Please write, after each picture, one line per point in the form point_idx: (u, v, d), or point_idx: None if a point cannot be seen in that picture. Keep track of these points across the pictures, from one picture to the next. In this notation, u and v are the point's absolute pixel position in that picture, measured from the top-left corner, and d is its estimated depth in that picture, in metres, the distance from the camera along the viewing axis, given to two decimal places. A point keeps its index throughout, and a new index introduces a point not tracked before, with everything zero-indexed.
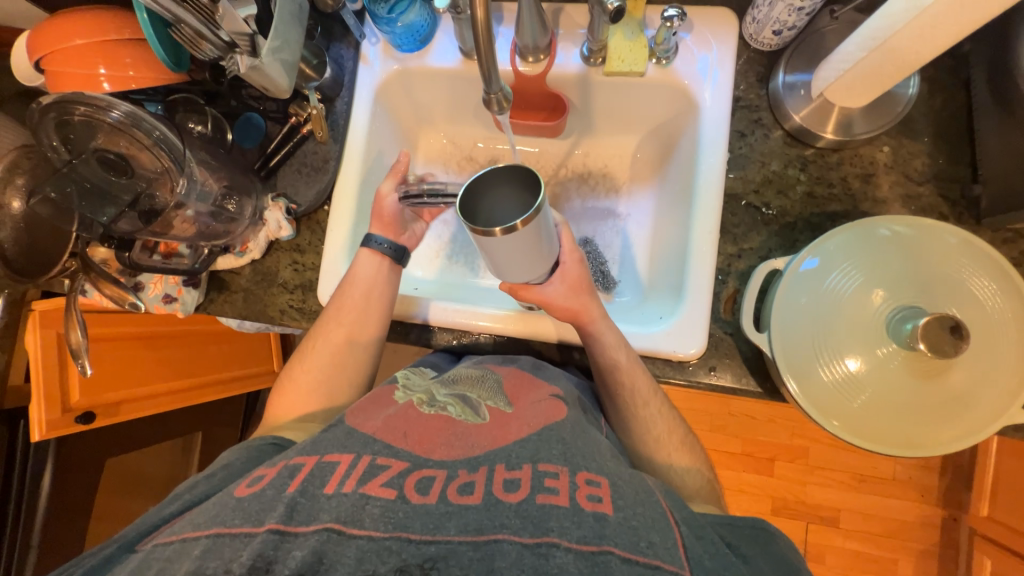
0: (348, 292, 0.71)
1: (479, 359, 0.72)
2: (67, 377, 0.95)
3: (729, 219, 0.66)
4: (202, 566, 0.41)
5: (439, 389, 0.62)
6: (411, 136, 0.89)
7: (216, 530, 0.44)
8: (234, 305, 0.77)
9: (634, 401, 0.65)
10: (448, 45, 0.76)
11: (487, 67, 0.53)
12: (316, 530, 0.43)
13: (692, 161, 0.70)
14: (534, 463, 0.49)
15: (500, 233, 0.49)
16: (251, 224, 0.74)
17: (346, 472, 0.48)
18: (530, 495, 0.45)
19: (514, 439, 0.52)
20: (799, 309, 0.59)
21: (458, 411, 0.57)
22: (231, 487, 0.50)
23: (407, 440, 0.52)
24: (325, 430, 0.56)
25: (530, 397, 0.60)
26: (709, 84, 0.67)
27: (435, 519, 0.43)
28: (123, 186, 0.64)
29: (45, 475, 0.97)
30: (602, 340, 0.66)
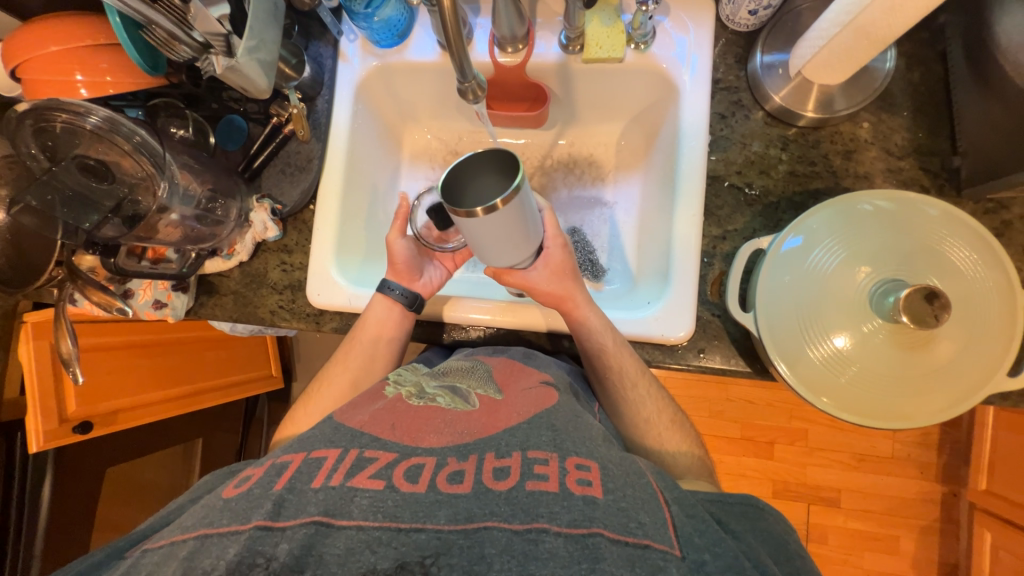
0: (359, 336, 0.73)
1: (472, 350, 0.73)
2: (62, 388, 0.95)
3: (713, 201, 0.66)
4: (191, 565, 0.41)
5: (428, 381, 0.62)
6: (395, 133, 0.89)
7: (203, 530, 0.44)
8: (224, 308, 0.77)
9: (622, 383, 0.66)
10: (426, 40, 0.76)
11: (458, 56, 0.53)
12: (302, 523, 0.42)
13: (674, 145, 0.70)
14: (523, 450, 0.49)
15: (482, 213, 0.50)
16: (237, 227, 0.75)
17: (333, 466, 0.48)
18: (519, 482, 0.45)
19: (503, 427, 0.53)
20: (783, 288, 0.59)
21: (447, 402, 0.57)
22: (220, 490, 0.49)
23: (395, 431, 0.52)
24: (314, 425, 0.56)
25: (521, 385, 0.62)
26: (688, 68, 0.67)
27: (425, 508, 0.43)
28: (105, 192, 0.64)
29: (44, 486, 0.96)
30: (587, 325, 0.66)
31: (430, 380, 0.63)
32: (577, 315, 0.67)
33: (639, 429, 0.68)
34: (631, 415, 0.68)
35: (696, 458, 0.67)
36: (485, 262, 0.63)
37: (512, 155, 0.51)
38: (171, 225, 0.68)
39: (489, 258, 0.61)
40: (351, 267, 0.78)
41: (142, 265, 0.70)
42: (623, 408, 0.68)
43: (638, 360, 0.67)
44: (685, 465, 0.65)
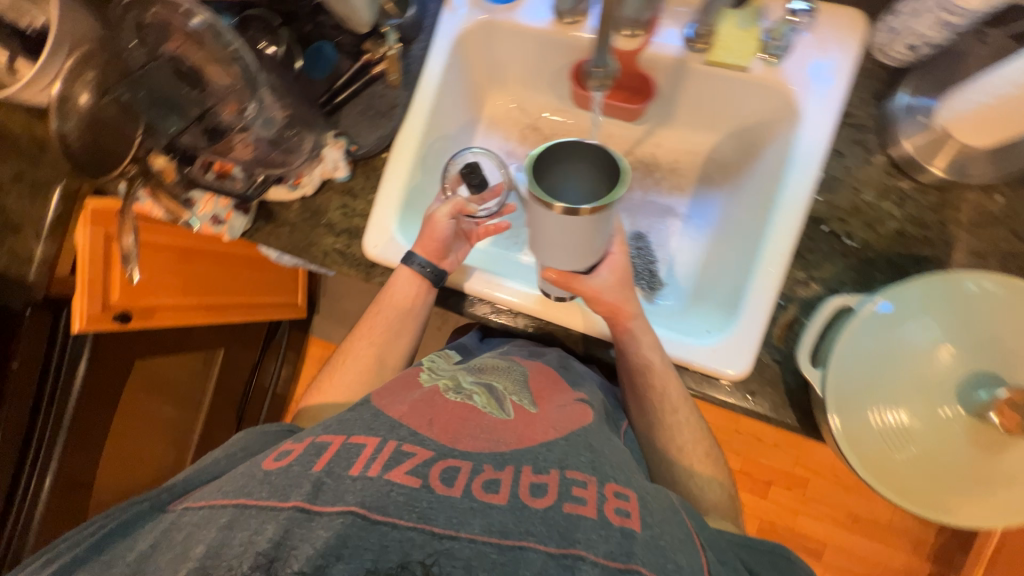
0: (383, 307, 0.76)
1: (504, 347, 0.75)
2: (108, 277, 0.98)
3: (805, 243, 0.62)
4: (229, 535, 0.46)
5: (464, 376, 0.65)
6: (479, 94, 0.85)
7: (241, 500, 0.49)
8: (279, 238, 0.76)
9: (661, 405, 0.65)
10: (540, 3, 0.71)
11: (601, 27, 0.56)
12: (340, 512, 0.45)
13: (778, 175, 0.66)
14: (562, 468, 0.51)
15: (560, 212, 0.47)
16: (308, 160, 0.73)
17: (370, 456, 0.51)
18: (557, 502, 0.47)
19: (540, 441, 0.55)
20: (862, 350, 0.55)
21: (483, 402, 0.60)
22: (261, 459, 0.55)
23: (432, 428, 0.55)
24: (350, 409, 0.60)
25: (556, 401, 0.63)
26: (818, 94, 0.62)
27: (459, 514, 0.45)
28: (193, 99, 0.64)
29: (81, 366, 0.97)
30: (639, 339, 0.65)
31: (466, 376, 0.66)
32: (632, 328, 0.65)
33: (669, 455, 0.67)
34: (668, 439, 0.67)
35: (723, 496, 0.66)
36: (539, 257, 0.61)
37: (617, 159, 0.47)
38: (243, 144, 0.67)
39: (546, 257, 0.59)
40: (411, 226, 0.76)
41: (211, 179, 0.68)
42: (658, 430, 0.67)
43: (685, 387, 0.66)
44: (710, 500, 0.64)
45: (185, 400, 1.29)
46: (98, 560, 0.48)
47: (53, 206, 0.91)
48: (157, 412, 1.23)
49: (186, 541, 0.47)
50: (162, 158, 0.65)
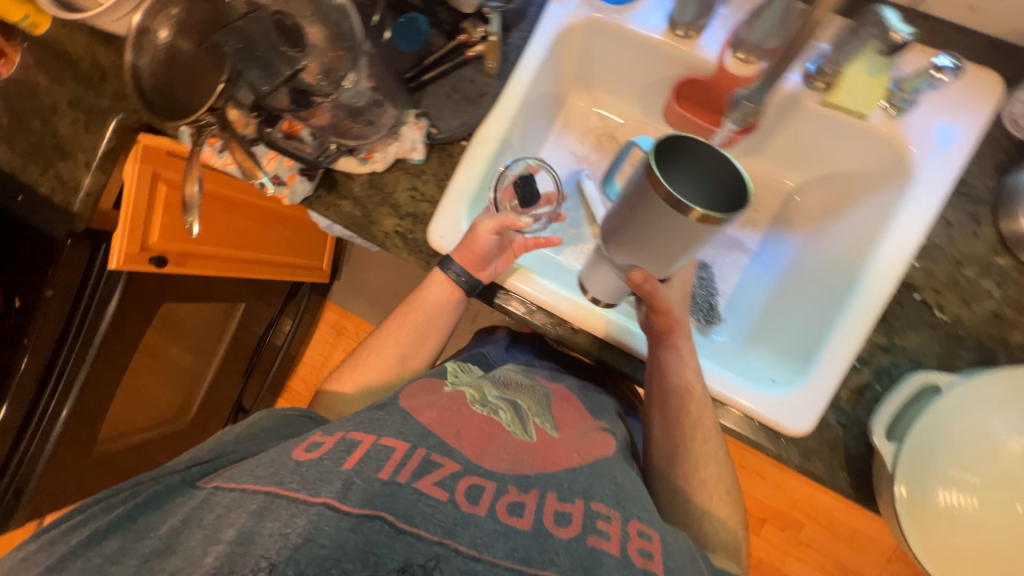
0: (414, 312, 0.79)
1: (526, 366, 0.82)
2: (150, 217, 0.96)
3: (893, 308, 0.60)
4: (259, 525, 0.44)
5: (490, 391, 0.68)
6: (562, 93, 0.80)
7: (273, 489, 0.47)
8: (340, 212, 0.74)
9: (694, 435, 0.64)
10: (654, 11, 0.67)
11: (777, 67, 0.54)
12: (370, 516, 0.45)
13: (873, 234, 0.63)
14: (586, 500, 0.53)
15: (669, 200, 0.45)
16: (384, 136, 0.70)
17: (400, 461, 0.51)
18: (581, 534, 0.49)
19: (563, 466, 0.57)
20: (937, 428, 0.53)
21: (508, 420, 0.62)
22: (290, 446, 0.53)
23: (460, 440, 0.56)
24: (379, 409, 0.60)
25: (577, 428, 0.68)
26: (936, 158, 0.59)
27: (484, 535, 0.46)
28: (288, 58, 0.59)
29: (109, 305, 0.93)
30: (687, 361, 0.63)
31: (491, 389, 0.69)
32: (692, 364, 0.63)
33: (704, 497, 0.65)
34: (697, 476, 0.65)
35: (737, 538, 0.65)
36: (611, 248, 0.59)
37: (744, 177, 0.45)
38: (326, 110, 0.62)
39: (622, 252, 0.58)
40: None
41: (286, 141, 0.65)
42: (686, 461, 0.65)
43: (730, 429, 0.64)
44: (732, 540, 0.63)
45: (201, 347, 1.29)
46: (131, 528, 0.49)
47: (107, 137, 0.87)
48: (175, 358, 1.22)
49: (216, 523, 0.46)
50: (235, 108, 0.61)
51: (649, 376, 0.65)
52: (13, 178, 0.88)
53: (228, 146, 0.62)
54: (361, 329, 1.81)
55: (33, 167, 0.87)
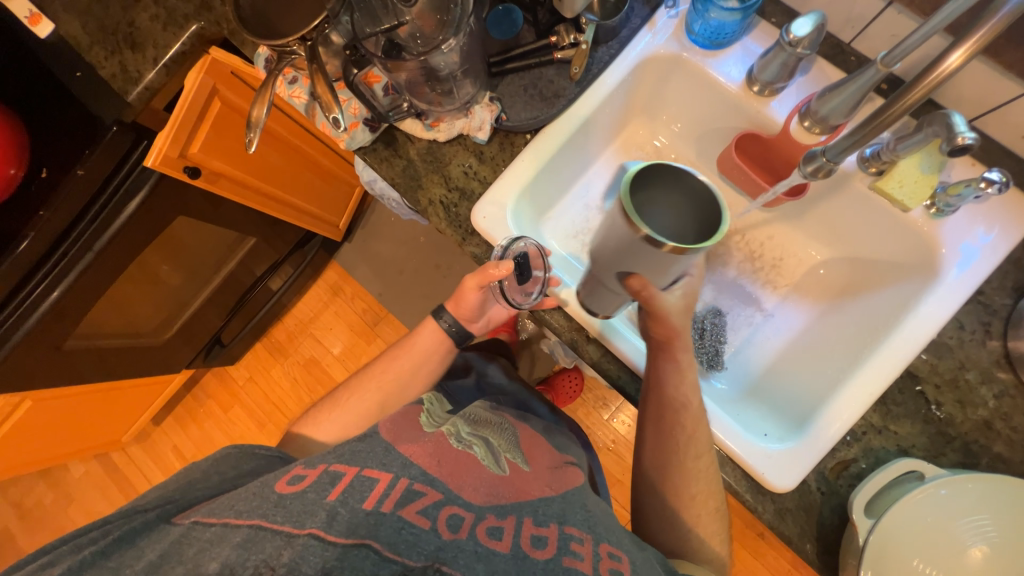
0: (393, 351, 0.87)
1: (494, 405, 0.86)
2: (196, 127, 0.96)
3: (894, 393, 0.62)
4: (242, 560, 0.46)
5: (463, 426, 0.70)
6: (624, 118, 0.83)
7: (257, 522, 0.49)
8: (392, 168, 0.75)
9: (697, 457, 0.62)
10: (736, 63, 0.70)
11: (861, 139, 0.53)
12: (355, 544, 0.47)
13: (890, 320, 0.66)
14: (560, 524, 0.57)
15: (641, 236, 0.48)
16: (455, 110, 0.72)
17: (384, 492, 0.53)
18: (557, 556, 0.53)
19: (536, 496, 0.61)
20: (913, 519, 0.55)
21: (481, 455, 0.65)
22: (272, 479, 0.55)
23: (439, 469, 0.59)
24: (360, 441, 0.61)
25: (543, 463, 0.71)
26: (961, 265, 0.63)
27: (467, 557, 0.50)
28: (395, 11, 0.62)
29: (131, 201, 0.92)
30: (684, 376, 0.65)
31: (464, 426, 0.71)
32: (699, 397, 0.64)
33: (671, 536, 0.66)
34: (686, 502, 0.64)
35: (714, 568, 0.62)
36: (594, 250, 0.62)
37: (723, 211, 0.48)
38: (411, 69, 0.63)
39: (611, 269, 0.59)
40: (521, 214, 0.74)
41: (363, 86, 0.68)
42: (670, 483, 0.65)
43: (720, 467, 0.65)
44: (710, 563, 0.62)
45: (194, 273, 1.27)
46: (105, 566, 0.49)
47: (181, 40, 0.87)
48: (169, 277, 1.21)
49: (198, 557, 0.47)
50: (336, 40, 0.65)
51: (649, 388, 0.66)
52: (76, 55, 0.87)
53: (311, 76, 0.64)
54: (358, 294, 1.80)
55: (99, 50, 0.87)
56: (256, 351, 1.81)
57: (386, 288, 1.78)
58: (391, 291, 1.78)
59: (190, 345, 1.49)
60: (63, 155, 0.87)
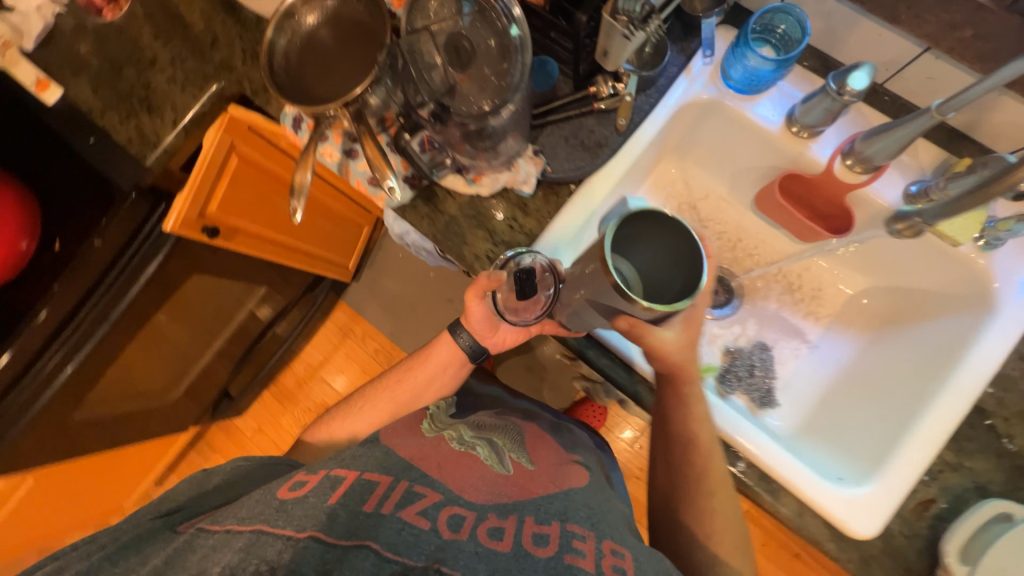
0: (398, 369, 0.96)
1: (500, 411, 0.92)
2: (214, 187, 0.93)
3: (965, 428, 0.62)
4: (242, 560, 0.48)
5: (465, 432, 0.78)
6: (657, 158, 0.83)
7: (259, 527, 0.52)
8: (433, 225, 0.74)
9: (716, 492, 0.62)
10: (773, 105, 0.71)
11: (964, 202, 0.57)
12: (356, 546, 0.49)
13: (946, 353, 0.67)
14: (563, 522, 0.58)
15: (610, 283, 0.49)
16: (499, 165, 0.71)
17: (383, 495, 0.58)
18: (558, 553, 0.52)
19: (540, 494, 0.63)
20: (1005, 561, 0.56)
21: (485, 455, 0.71)
22: (274, 490, 0.60)
23: (439, 472, 0.65)
24: (364, 446, 0.72)
25: (548, 460, 0.75)
26: (1016, 298, 0.64)
27: (468, 557, 0.50)
28: (444, 78, 0.61)
29: (147, 266, 0.88)
30: (691, 408, 0.62)
31: (467, 432, 0.78)
32: (709, 431, 0.62)
33: None
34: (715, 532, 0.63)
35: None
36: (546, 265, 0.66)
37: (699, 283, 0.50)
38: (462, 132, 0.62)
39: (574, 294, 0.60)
40: None
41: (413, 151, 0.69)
42: (710, 526, 0.63)
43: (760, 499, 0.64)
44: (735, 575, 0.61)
45: (202, 330, 1.22)
46: (113, 570, 0.54)
47: (202, 101, 0.84)
48: (179, 334, 1.16)
49: (201, 560, 0.50)
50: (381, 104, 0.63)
51: (656, 420, 0.66)
52: (88, 121, 0.84)
53: (359, 138, 0.62)
54: (368, 334, 1.76)
55: (113, 114, 0.84)
56: (264, 400, 1.74)
57: (397, 326, 1.74)
58: (402, 329, 1.74)
59: (197, 403, 1.43)
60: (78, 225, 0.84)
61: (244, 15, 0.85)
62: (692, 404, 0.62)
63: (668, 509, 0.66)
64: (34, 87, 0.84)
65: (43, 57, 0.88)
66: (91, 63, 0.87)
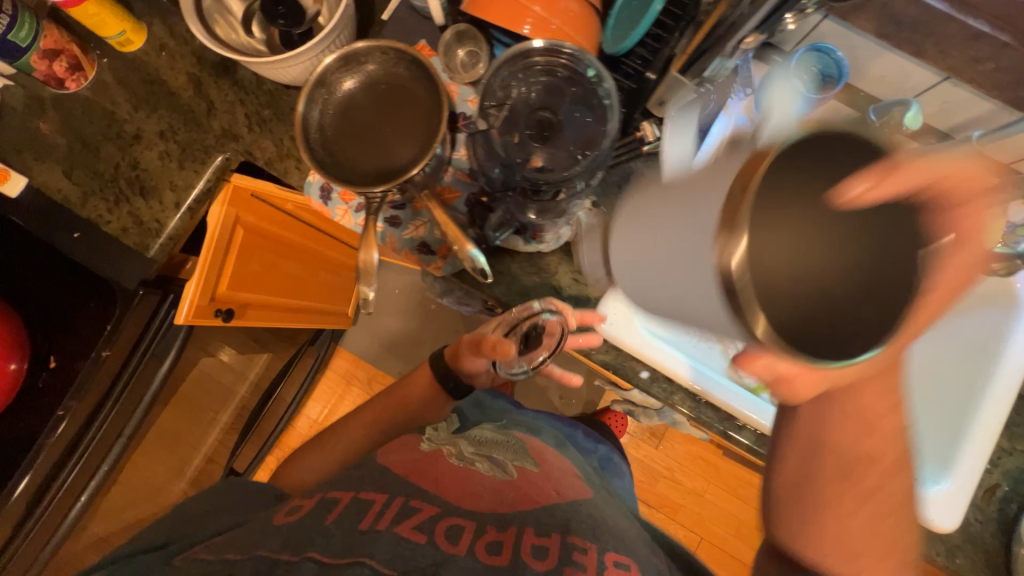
0: (390, 396, 0.88)
1: (504, 423, 0.89)
2: (225, 265, 0.85)
3: (1014, 417, 0.70)
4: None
5: (464, 446, 0.77)
6: None
7: (260, 551, 0.52)
8: (496, 286, 0.72)
9: (893, 513, 0.49)
10: None
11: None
12: (351, 563, 0.48)
13: (986, 348, 0.71)
14: (564, 533, 0.55)
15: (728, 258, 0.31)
16: (558, 221, 0.67)
17: (380, 512, 0.57)
18: (557, 566, 0.50)
19: (542, 503, 0.62)
20: None
21: (486, 468, 0.71)
22: (270, 516, 0.61)
23: (437, 487, 0.64)
24: (356, 469, 0.70)
25: (555, 470, 0.73)
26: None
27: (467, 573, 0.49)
28: (524, 155, 0.60)
29: (161, 364, 0.78)
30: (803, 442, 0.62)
31: (467, 445, 0.78)
32: (898, 450, 0.50)
33: None
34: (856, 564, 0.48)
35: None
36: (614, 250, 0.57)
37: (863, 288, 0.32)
38: (543, 205, 0.62)
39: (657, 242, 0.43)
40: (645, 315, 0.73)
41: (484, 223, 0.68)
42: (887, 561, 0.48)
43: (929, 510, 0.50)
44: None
45: (197, 413, 1.12)
46: None
47: (205, 178, 0.75)
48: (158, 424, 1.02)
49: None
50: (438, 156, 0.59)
51: None
52: (70, 214, 0.73)
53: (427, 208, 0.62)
54: (374, 378, 1.66)
55: (98, 202, 0.73)
56: (269, 463, 1.63)
57: (405, 365, 1.66)
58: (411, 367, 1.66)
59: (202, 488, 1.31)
60: (86, 338, 0.74)
61: (240, 74, 0.75)
62: (871, 420, 0.49)
63: (781, 525, 0.52)
64: None
65: None
66: (59, 143, 0.75)
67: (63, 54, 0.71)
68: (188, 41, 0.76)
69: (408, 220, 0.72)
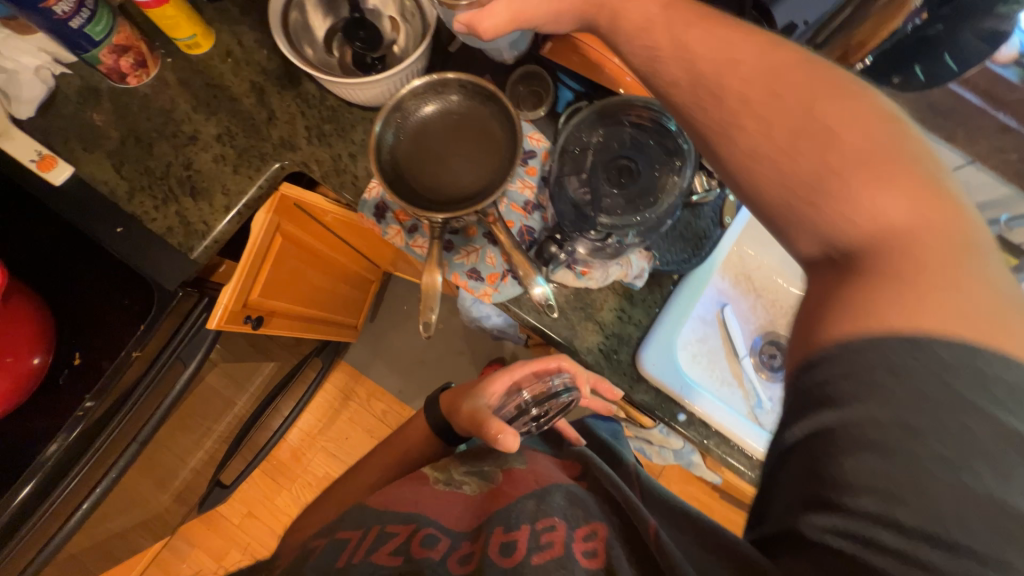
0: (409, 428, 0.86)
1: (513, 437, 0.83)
2: (259, 273, 0.84)
3: None
4: None
5: (456, 468, 0.71)
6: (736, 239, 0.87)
7: None
8: (543, 317, 0.73)
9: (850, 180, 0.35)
10: None
11: None
12: None
13: None
14: (532, 523, 0.49)
15: None
16: (610, 259, 0.69)
17: (356, 546, 0.54)
18: (524, 558, 0.45)
19: (516, 497, 0.55)
20: None
21: (472, 487, 0.65)
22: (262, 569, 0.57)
23: (416, 504, 0.61)
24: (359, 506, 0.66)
25: (545, 463, 0.65)
26: None
27: None
28: (604, 200, 0.63)
29: (185, 370, 0.74)
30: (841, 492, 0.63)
31: (458, 467, 0.72)
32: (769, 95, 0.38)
33: None
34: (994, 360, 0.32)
35: (962, 398, 0.31)
36: (495, 70, 0.74)
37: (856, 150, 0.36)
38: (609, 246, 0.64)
39: None
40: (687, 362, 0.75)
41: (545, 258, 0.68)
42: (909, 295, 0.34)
43: (747, 105, 0.38)
44: (928, 345, 0.31)
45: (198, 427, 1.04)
46: None
47: (259, 184, 0.75)
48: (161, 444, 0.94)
49: None
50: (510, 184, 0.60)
51: None
52: (110, 208, 0.71)
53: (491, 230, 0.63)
54: (374, 395, 1.62)
55: (145, 198, 0.72)
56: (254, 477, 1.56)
57: (406, 383, 1.62)
58: (413, 386, 1.62)
59: (183, 503, 1.24)
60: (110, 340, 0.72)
61: (306, 87, 0.76)
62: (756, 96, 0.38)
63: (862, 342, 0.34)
64: (36, 165, 0.70)
65: (41, 126, 0.73)
66: (108, 136, 0.74)
67: (132, 50, 0.72)
68: (255, 51, 0.77)
69: (461, 245, 0.73)
